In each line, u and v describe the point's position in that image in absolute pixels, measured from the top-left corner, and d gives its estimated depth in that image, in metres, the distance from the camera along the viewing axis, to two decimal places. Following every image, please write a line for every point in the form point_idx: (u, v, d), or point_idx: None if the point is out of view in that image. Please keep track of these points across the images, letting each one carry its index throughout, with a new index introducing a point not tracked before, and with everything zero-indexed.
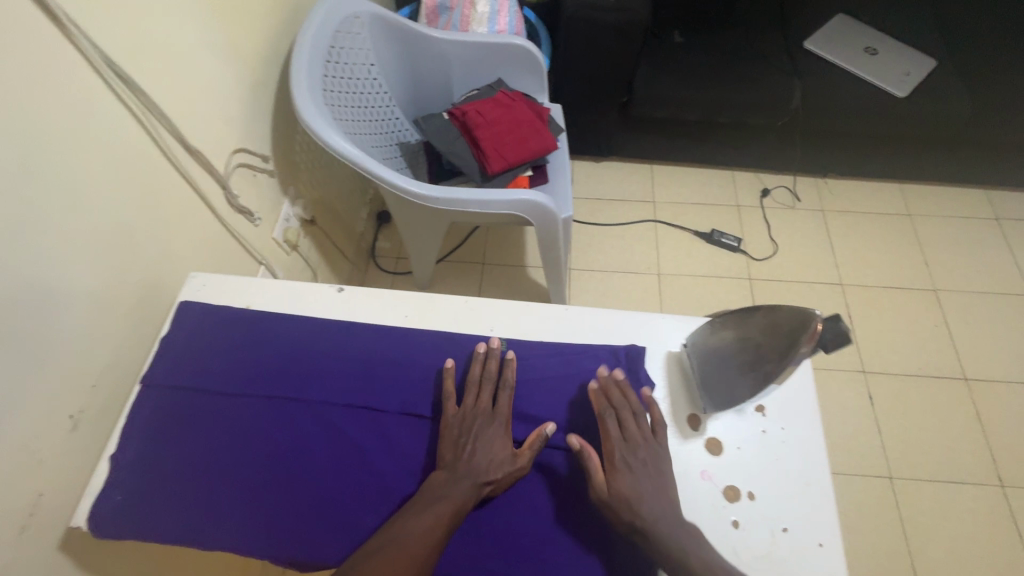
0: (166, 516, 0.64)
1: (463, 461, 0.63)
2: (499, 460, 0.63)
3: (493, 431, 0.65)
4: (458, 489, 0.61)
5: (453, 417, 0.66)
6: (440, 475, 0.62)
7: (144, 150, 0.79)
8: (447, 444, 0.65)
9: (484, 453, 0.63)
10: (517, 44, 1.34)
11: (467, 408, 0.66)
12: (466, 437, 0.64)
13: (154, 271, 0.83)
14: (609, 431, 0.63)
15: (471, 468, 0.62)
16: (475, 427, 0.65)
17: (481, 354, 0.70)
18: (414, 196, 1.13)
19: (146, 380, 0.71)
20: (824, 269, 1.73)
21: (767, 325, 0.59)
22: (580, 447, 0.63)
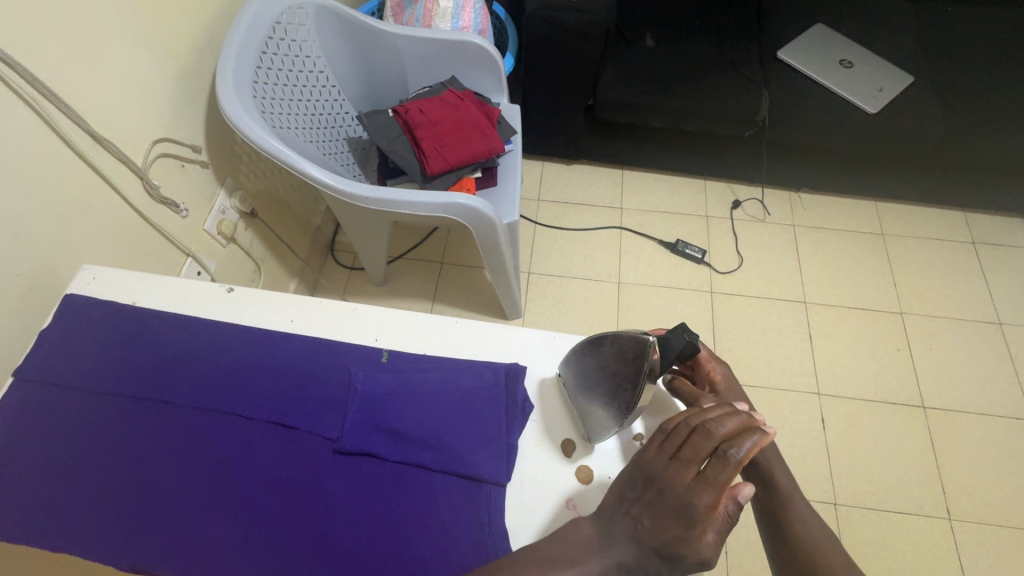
0: (15, 514, 0.62)
1: (638, 523, 0.54)
2: (685, 544, 0.52)
3: (694, 507, 0.51)
4: (611, 552, 0.53)
5: (648, 463, 0.55)
6: (596, 522, 0.56)
7: (37, 137, 0.78)
8: (629, 492, 0.56)
9: (659, 524, 0.52)
10: (470, 42, 1.30)
11: (666, 462, 0.54)
12: (656, 497, 0.53)
13: (50, 261, 0.81)
14: None
15: (638, 532, 0.53)
16: (673, 493, 0.52)
17: (737, 417, 0.53)
18: (345, 194, 1.10)
19: (18, 373, 0.70)
20: (789, 286, 1.69)
21: (615, 353, 0.60)
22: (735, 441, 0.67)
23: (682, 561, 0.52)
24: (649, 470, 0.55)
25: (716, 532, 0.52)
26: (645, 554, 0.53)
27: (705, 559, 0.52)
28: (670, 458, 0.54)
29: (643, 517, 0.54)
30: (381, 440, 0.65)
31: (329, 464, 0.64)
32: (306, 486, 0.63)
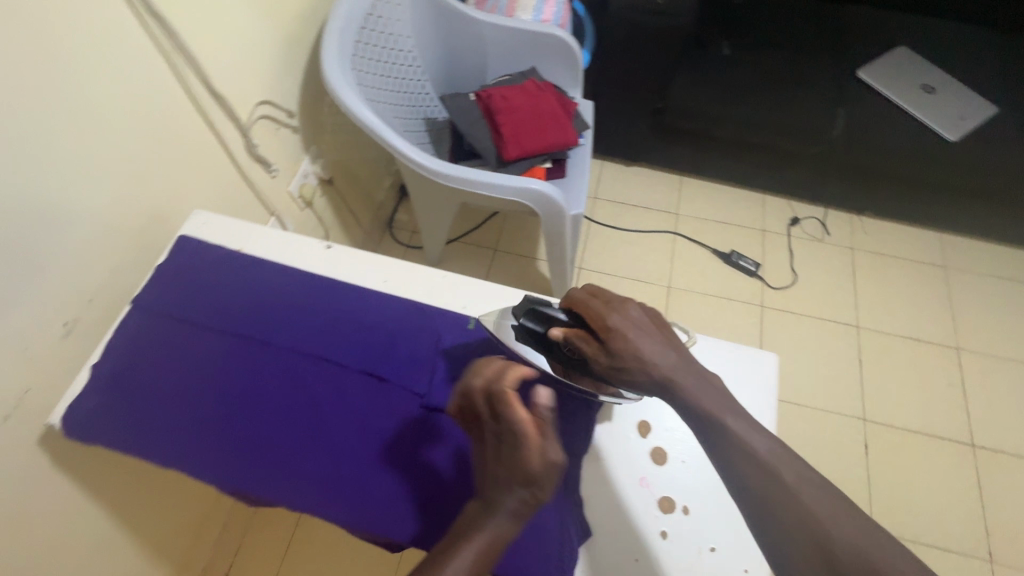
0: (129, 429, 0.68)
1: (495, 487, 0.53)
2: (532, 480, 0.52)
3: (522, 442, 0.53)
4: (494, 519, 0.51)
5: (470, 439, 0.58)
6: (472, 506, 0.54)
7: (168, 87, 0.84)
8: (478, 465, 0.56)
9: (507, 467, 0.53)
10: (554, 34, 1.33)
11: (479, 426, 0.57)
12: (495, 457, 0.54)
13: (164, 204, 0.88)
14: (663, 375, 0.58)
15: (500, 485, 0.53)
16: (500, 443, 0.54)
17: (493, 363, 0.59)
18: (426, 170, 1.14)
19: (134, 302, 0.75)
20: (842, 309, 1.67)
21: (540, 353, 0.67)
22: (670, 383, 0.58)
23: (543, 474, 0.53)
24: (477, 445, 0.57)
25: (558, 452, 0.54)
26: (519, 506, 0.52)
27: (557, 476, 0.53)
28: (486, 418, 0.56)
29: (493, 479, 0.53)
30: None
31: (415, 417, 0.68)
32: (394, 434, 0.67)
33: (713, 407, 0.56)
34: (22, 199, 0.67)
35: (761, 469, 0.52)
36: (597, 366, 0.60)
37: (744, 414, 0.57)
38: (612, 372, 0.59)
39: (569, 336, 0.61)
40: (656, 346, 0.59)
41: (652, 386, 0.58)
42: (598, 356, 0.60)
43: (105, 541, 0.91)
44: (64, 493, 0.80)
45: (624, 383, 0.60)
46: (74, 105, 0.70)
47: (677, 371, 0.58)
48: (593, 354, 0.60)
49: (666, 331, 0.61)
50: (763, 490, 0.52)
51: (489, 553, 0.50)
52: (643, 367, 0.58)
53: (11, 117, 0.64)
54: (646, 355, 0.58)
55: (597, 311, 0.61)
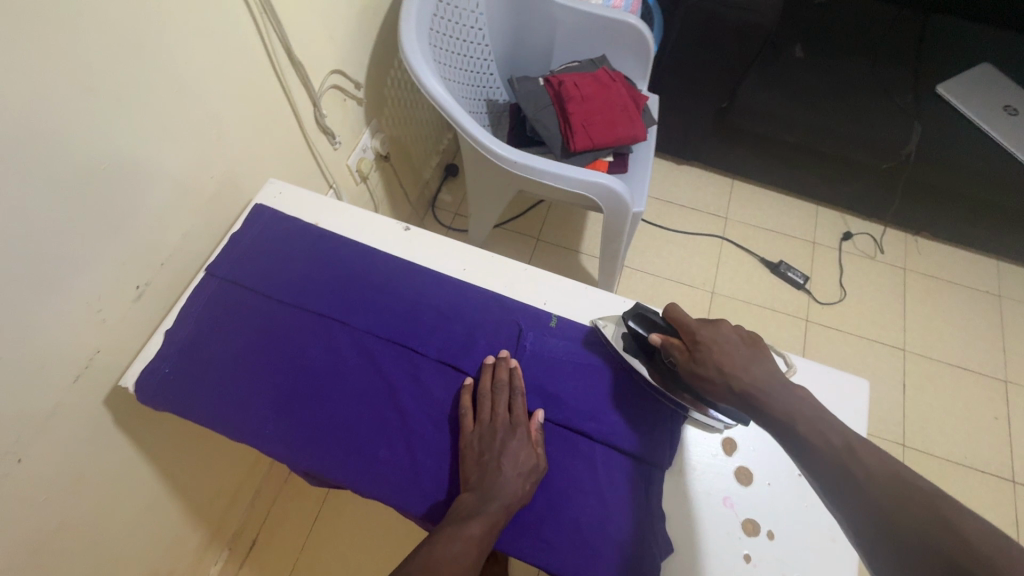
0: (203, 398, 0.66)
1: (487, 478, 0.59)
2: (519, 471, 0.60)
3: (512, 440, 0.61)
4: (489, 507, 0.57)
5: (471, 432, 0.63)
6: (465, 497, 0.58)
7: (252, 49, 0.81)
8: (469, 463, 0.61)
9: (510, 465, 0.59)
10: (628, 22, 1.28)
11: (484, 422, 0.63)
12: (486, 451, 0.61)
13: (236, 170, 0.86)
14: (751, 387, 0.59)
15: (500, 480, 0.58)
16: (491, 440, 0.61)
17: (487, 363, 0.68)
18: (493, 155, 1.11)
19: (210, 270, 0.74)
20: (890, 330, 1.62)
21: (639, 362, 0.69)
22: (754, 394, 0.59)
23: (532, 476, 0.61)
24: (478, 440, 0.62)
25: (541, 451, 0.63)
26: (509, 497, 0.58)
27: (539, 471, 0.61)
28: (479, 420, 0.64)
29: (483, 471, 0.60)
30: (551, 397, 0.67)
31: None
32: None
33: (786, 414, 0.57)
34: (111, 155, 0.65)
35: (823, 452, 0.54)
36: (681, 371, 0.63)
37: (824, 419, 0.56)
38: (693, 378, 0.62)
39: (663, 342, 0.64)
40: (743, 361, 0.60)
41: (730, 395, 0.60)
42: (682, 361, 0.63)
43: (153, 502, 0.91)
44: (120, 455, 0.80)
45: (705, 391, 0.62)
46: (166, 62, 0.68)
47: (759, 383, 0.59)
48: (677, 358, 0.63)
49: (759, 352, 0.61)
50: (824, 469, 0.53)
51: (488, 537, 0.55)
52: (725, 377, 0.60)
53: (110, 71, 0.61)
54: (730, 364, 0.60)
55: (691, 323, 0.63)
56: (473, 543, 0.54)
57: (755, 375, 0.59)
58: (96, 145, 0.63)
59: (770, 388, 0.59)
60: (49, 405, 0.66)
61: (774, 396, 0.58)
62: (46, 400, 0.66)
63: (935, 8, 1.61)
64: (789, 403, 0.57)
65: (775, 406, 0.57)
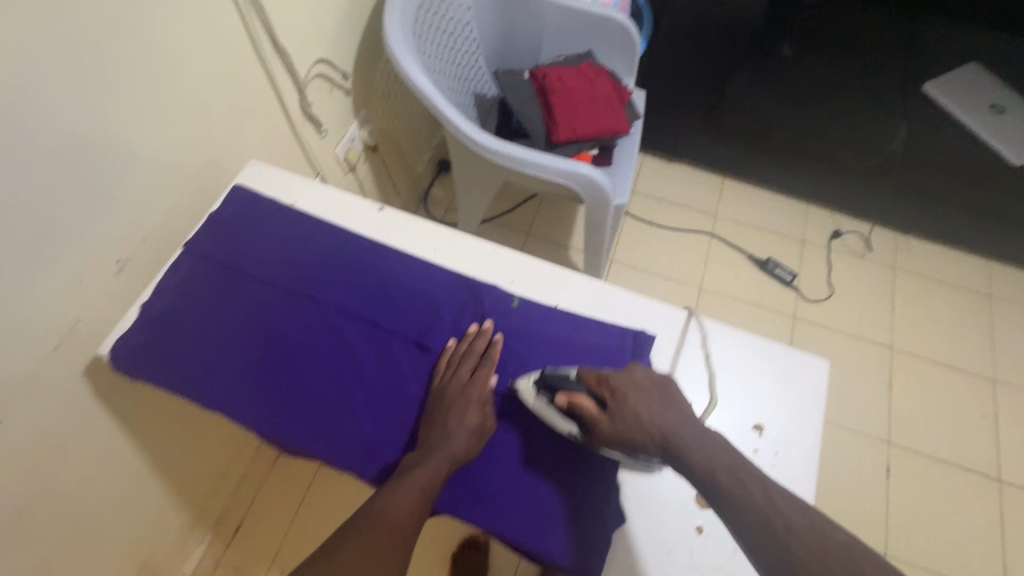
0: (176, 367, 0.68)
1: (436, 433, 0.62)
2: (465, 428, 0.62)
3: (463, 397, 0.64)
4: (433, 459, 0.59)
5: (434, 393, 0.66)
6: (413, 454, 0.61)
7: (236, 34, 0.83)
8: (425, 423, 0.64)
9: (457, 423, 0.62)
10: (615, 19, 1.30)
11: (446, 382, 0.66)
12: (439, 408, 0.64)
13: (219, 153, 0.88)
14: (670, 438, 0.56)
15: (446, 435, 0.61)
16: (446, 398, 0.64)
17: (468, 332, 0.70)
18: (476, 145, 1.13)
19: (187, 247, 0.76)
20: (878, 328, 1.62)
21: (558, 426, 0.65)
22: (673, 445, 0.56)
23: (478, 435, 0.63)
24: (434, 401, 0.65)
25: (491, 414, 0.65)
26: (452, 451, 0.60)
27: (487, 430, 0.64)
28: (438, 383, 0.67)
29: (433, 428, 0.63)
30: (513, 372, 0.69)
31: None
32: (405, 398, 0.67)
33: (705, 457, 0.54)
34: (95, 131, 0.67)
35: (742, 493, 0.51)
36: (602, 431, 0.60)
37: (741, 463, 0.54)
38: (614, 436, 0.59)
39: (576, 402, 0.61)
40: (659, 408, 0.59)
41: (653, 445, 0.57)
42: (599, 419, 0.60)
43: (134, 478, 0.93)
44: (101, 427, 0.82)
45: (629, 447, 0.59)
46: (151, 43, 0.70)
47: (674, 429, 0.57)
48: (593, 416, 0.60)
49: (670, 395, 0.60)
50: (745, 525, 0.49)
51: (433, 486, 0.58)
52: (644, 427, 0.58)
53: (94, 48, 0.64)
54: (648, 415, 0.58)
55: (603, 381, 0.61)
56: (416, 491, 0.57)
57: (671, 424, 0.57)
58: (80, 119, 0.65)
59: (685, 439, 0.56)
60: (28, 371, 0.69)
61: (688, 447, 0.55)
62: (25, 366, 0.68)
63: (925, 8, 1.62)
64: (707, 453, 0.54)
65: (692, 456, 0.54)
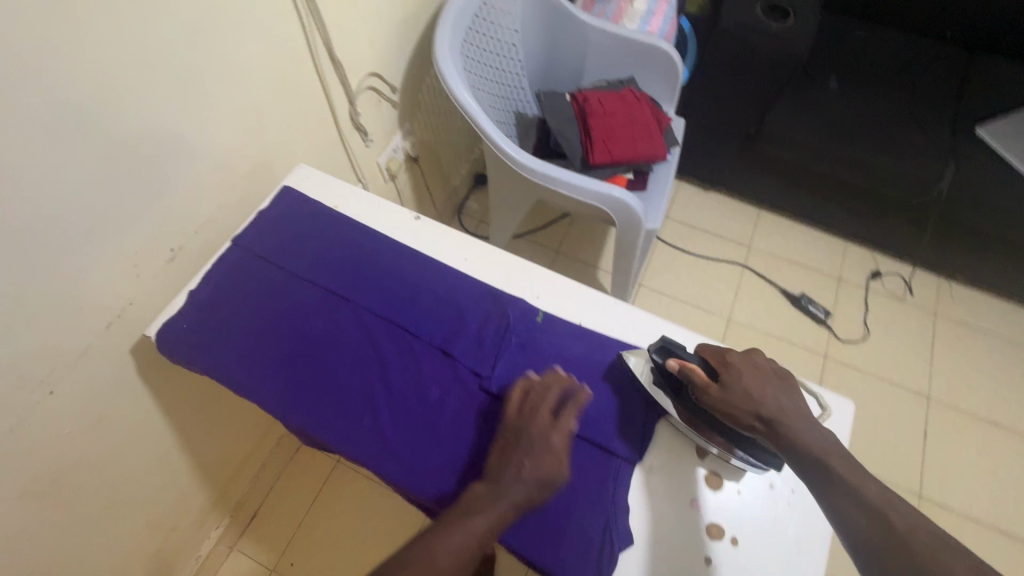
0: (213, 353, 0.72)
1: (505, 473, 0.61)
2: (536, 478, 0.60)
3: (539, 442, 0.62)
4: (497, 503, 0.58)
5: (509, 427, 0.64)
6: (480, 488, 0.60)
7: (296, 46, 0.89)
8: (492, 458, 0.63)
9: (532, 466, 0.61)
10: (658, 47, 1.32)
11: (522, 419, 0.64)
12: (512, 446, 0.63)
13: (271, 154, 0.94)
14: (776, 419, 0.62)
15: (516, 480, 0.60)
16: (523, 439, 0.63)
17: (553, 372, 0.68)
18: (513, 162, 1.16)
19: (235, 241, 0.80)
20: (914, 375, 1.56)
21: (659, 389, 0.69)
22: (780, 426, 0.61)
23: (549, 484, 0.61)
24: (508, 432, 0.64)
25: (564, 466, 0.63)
26: (518, 498, 0.59)
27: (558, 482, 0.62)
28: (514, 415, 0.65)
29: (502, 467, 0.61)
30: None
31: (477, 397, 0.70)
32: (425, 402, 0.69)
33: (813, 445, 0.60)
34: (161, 127, 0.73)
35: (851, 484, 0.56)
36: (707, 397, 0.64)
37: (852, 459, 0.59)
38: (719, 405, 0.63)
39: (690, 367, 0.65)
40: (773, 391, 0.63)
41: (755, 423, 0.62)
42: (711, 386, 0.64)
43: (164, 456, 0.97)
44: (140, 404, 0.87)
45: (729, 419, 0.63)
46: (219, 51, 0.76)
47: (785, 412, 0.62)
48: (704, 383, 0.64)
49: (786, 384, 0.65)
50: (861, 514, 0.54)
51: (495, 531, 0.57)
52: (753, 403, 0.63)
53: (169, 53, 0.70)
54: (760, 394, 0.63)
55: (722, 356, 0.66)
56: (474, 537, 0.56)
57: (782, 410, 0.62)
58: (149, 115, 0.71)
59: (793, 423, 0.61)
60: (82, 345, 0.74)
61: (796, 429, 0.61)
62: (79, 340, 0.73)
63: (982, 49, 1.58)
64: (813, 440, 0.60)
65: (797, 437, 0.60)
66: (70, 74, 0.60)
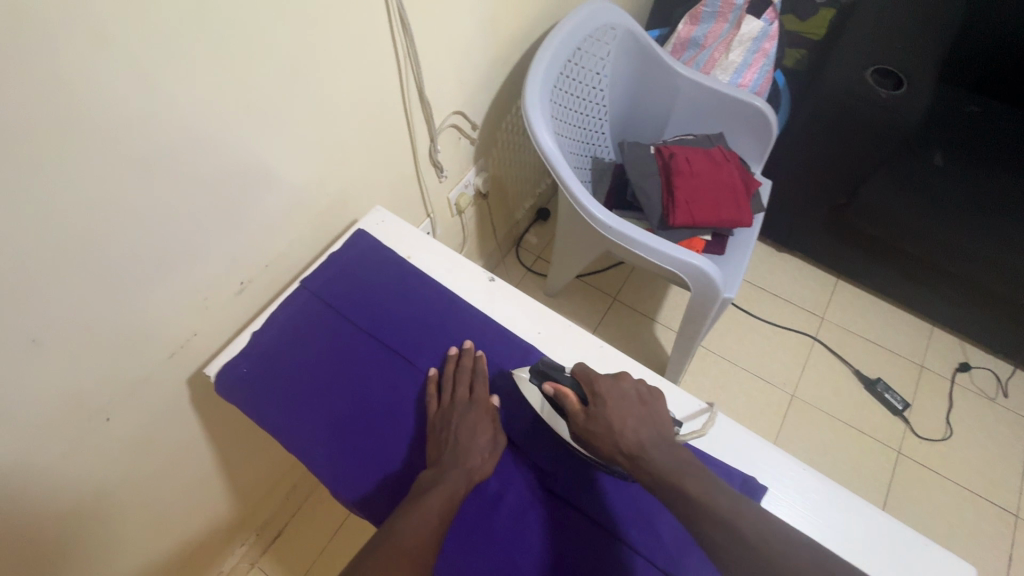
0: (272, 404, 0.71)
1: (449, 454, 0.64)
2: (478, 447, 0.66)
3: (470, 417, 0.68)
4: (453, 473, 0.62)
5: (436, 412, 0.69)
6: (427, 474, 0.63)
7: (389, 85, 0.87)
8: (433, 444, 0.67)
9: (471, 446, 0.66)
10: (755, 105, 1.25)
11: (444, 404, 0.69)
12: (447, 429, 0.67)
13: (349, 191, 0.92)
14: (636, 445, 0.62)
15: (460, 456, 0.64)
16: (451, 419, 0.67)
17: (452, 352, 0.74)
18: (590, 217, 1.10)
19: (304, 283, 0.79)
20: (1001, 488, 1.39)
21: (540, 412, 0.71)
22: (640, 453, 0.62)
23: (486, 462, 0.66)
24: (435, 418, 0.68)
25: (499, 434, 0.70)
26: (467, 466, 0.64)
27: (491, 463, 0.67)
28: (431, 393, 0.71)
29: (444, 446, 0.66)
30: (599, 492, 0.67)
31: (539, 498, 0.67)
32: (480, 494, 0.67)
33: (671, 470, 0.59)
34: (247, 162, 0.72)
35: (702, 503, 0.55)
36: (577, 425, 0.66)
37: (707, 475, 0.58)
38: (587, 435, 0.65)
39: (560, 391, 0.67)
40: (634, 416, 0.65)
41: (620, 456, 0.63)
42: (578, 413, 0.66)
43: (203, 478, 0.96)
44: (188, 430, 0.86)
45: (596, 447, 0.65)
46: (314, 88, 0.75)
47: (647, 446, 0.62)
48: (574, 410, 0.66)
49: (650, 410, 0.66)
50: (709, 524, 0.53)
51: (450, 504, 0.59)
52: (615, 435, 0.63)
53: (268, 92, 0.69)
54: (620, 420, 0.64)
55: (590, 381, 0.68)
56: (436, 510, 0.58)
57: (640, 437, 0.63)
58: (237, 152, 0.70)
59: (653, 452, 0.61)
60: (144, 373, 0.73)
61: (652, 454, 0.61)
62: (142, 369, 0.72)
63: None
64: (668, 462, 0.60)
65: (654, 465, 0.60)
66: (168, 112, 0.59)
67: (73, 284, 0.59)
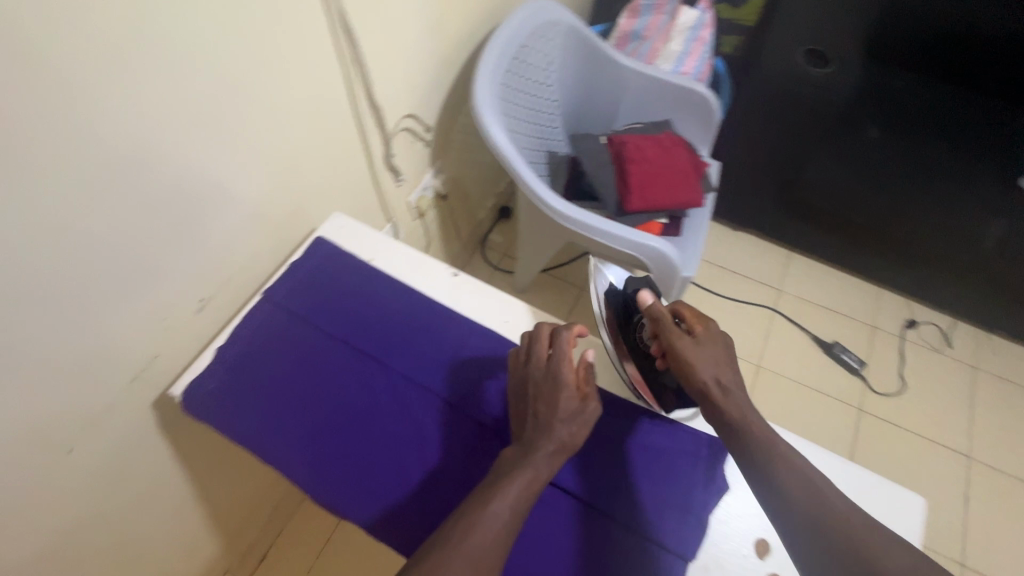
0: (244, 417, 0.71)
1: (534, 431, 0.65)
2: (564, 418, 0.66)
3: (553, 389, 0.67)
4: (541, 454, 0.63)
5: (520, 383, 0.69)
6: (511, 451, 0.65)
7: (338, 91, 0.88)
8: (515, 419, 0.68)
9: (556, 417, 0.66)
10: (697, 90, 1.30)
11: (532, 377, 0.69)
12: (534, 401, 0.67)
13: (305, 200, 0.92)
14: (719, 383, 0.69)
15: (548, 434, 0.64)
16: (540, 393, 0.67)
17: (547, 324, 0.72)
18: (548, 209, 1.12)
19: (266, 294, 0.79)
20: (954, 433, 1.49)
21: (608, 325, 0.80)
22: (721, 393, 0.69)
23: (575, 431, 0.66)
24: (523, 386, 0.69)
25: (590, 397, 0.69)
26: (556, 443, 0.64)
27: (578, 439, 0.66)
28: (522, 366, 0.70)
29: (529, 425, 0.66)
30: (575, 470, 0.72)
31: None
32: None
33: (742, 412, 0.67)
34: (200, 177, 0.71)
35: (778, 457, 0.63)
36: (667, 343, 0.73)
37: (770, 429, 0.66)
38: (675, 357, 0.72)
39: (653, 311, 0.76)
40: (723, 359, 0.72)
41: (703, 387, 0.69)
42: (676, 339, 0.73)
43: (179, 506, 0.93)
44: (158, 456, 0.83)
45: (681, 372, 0.71)
46: (263, 100, 0.75)
47: (733, 390, 0.69)
48: (674, 335, 0.73)
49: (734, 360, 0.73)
50: (782, 474, 0.61)
51: (532, 487, 0.60)
52: (707, 370, 0.70)
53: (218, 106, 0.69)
54: (721, 367, 0.70)
55: (700, 320, 0.74)
56: (512, 498, 0.59)
57: (727, 380, 0.70)
58: (189, 168, 0.69)
59: (737, 394, 0.69)
60: (106, 401, 0.71)
61: (739, 397, 0.68)
62: (103, 397, 0.70)
63: None
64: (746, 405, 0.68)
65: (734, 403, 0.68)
66: (116, 132, 0.59)
67: (26, 314, 0.58)
